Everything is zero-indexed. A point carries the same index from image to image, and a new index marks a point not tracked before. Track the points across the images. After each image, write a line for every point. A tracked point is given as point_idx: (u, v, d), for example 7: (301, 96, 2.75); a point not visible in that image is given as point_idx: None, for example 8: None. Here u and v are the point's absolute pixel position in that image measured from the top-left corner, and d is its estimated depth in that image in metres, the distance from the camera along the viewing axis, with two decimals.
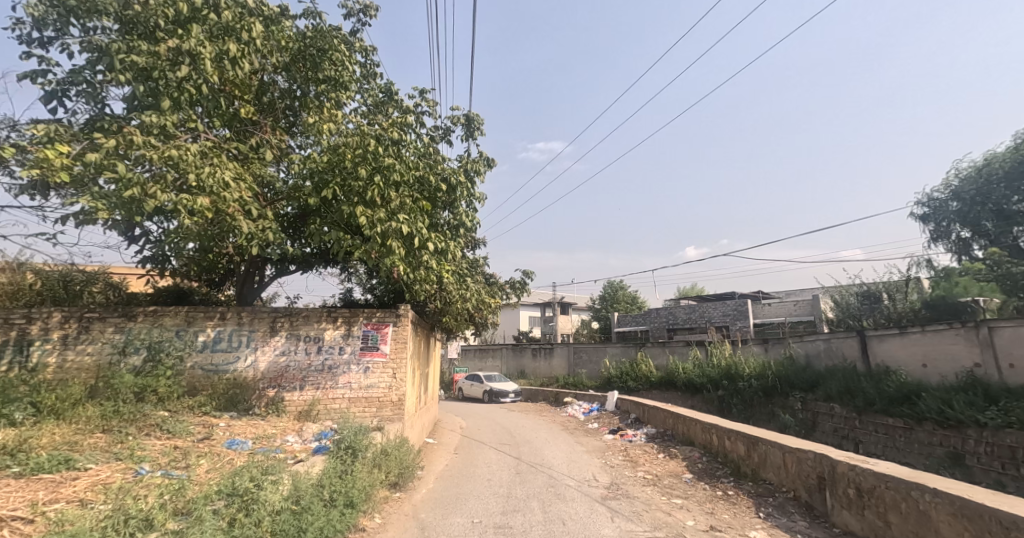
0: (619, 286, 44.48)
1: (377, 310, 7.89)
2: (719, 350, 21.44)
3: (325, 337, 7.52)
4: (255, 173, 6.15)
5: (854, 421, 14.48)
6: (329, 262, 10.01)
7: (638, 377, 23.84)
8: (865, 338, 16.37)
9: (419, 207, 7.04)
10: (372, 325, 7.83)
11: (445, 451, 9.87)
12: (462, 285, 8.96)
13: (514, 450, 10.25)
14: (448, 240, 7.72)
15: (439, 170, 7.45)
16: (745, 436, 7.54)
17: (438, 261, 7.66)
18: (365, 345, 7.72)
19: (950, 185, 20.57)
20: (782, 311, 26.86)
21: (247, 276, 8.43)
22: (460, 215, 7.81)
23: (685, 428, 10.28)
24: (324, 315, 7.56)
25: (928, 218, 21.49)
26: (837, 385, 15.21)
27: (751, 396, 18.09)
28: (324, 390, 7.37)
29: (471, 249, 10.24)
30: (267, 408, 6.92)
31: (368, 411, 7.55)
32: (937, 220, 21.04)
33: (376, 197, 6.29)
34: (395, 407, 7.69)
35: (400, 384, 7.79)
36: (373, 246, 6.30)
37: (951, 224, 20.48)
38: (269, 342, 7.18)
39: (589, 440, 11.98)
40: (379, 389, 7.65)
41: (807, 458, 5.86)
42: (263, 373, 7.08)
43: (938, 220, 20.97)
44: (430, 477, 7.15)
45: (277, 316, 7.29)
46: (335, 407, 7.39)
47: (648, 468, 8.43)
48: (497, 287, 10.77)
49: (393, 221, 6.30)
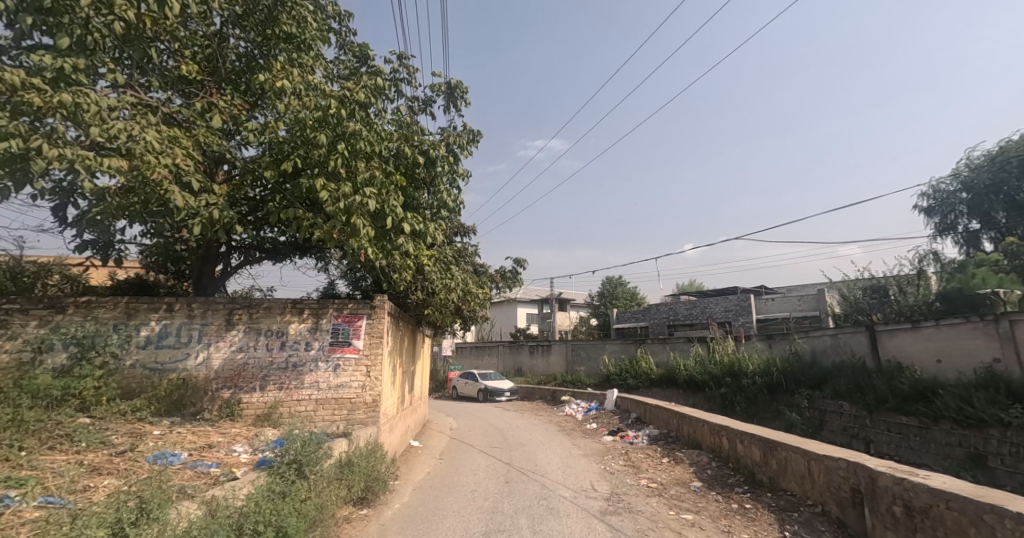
0: (619, 283, 43.69)
1: (350, 302, 7.09)
2: (721, 346, 20.67)
3: (289, 331, 6.70)
4: (199, 140, 5.35)
5: (865, 420, 13.74)
6: (304, 252, 9.22)
7: (638, 374, 23.08)
8: (876, 333, 15.59)
9: (392, 182, 6.22)
10: (344, 317, 7.01)
11: (430, 456, 9.07)
12: (446, 274, 8.16)
13: (505, 454, 9.45)
14: (427, 223, 6.89)
15: (415, 142, 6.60)
16: (760, 440, 6.74)
17: (416, 245, 6.86)
18: (336, 340, 6.91)
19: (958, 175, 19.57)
20: (785, 306, 26.13)
21: (205, 266, 7.58)
22: (442, 195, 6.94)
23: (691, 430, 9.49)
24: (289, 307, 6.75)
25: (933, 210, 20.39)
26: (846, 382, 14.44)
27: (754, 394, 17.32)
28: (288, 391, 6.55)
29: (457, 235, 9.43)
30: (220, 412, 6.09)
31: (338, 414, 6.76)
32: (943, 213, 20.01)
33: (339, 167, 5.44)
34: (369, 409, 6.91)
35: (375, 384, 7.02)
36: (336, 225, 5.42)
37: (958, 217, 19.53)
38: (224, 337, 6.35)
39: (587, 442, 11.18)
40: (351, 389, 6.86)
41: (839, 467, 5.05)
42: (216, 372, 6.24)
43: (944, 212, 19.94)
44: (406, 488, 6.35)
45: (234, 307, 6.46)
46: (300, 410, 6.57)
47: (651, 476, 7.62)
48: (486, 278, 9.95)
49: (359, 195, 5.44)
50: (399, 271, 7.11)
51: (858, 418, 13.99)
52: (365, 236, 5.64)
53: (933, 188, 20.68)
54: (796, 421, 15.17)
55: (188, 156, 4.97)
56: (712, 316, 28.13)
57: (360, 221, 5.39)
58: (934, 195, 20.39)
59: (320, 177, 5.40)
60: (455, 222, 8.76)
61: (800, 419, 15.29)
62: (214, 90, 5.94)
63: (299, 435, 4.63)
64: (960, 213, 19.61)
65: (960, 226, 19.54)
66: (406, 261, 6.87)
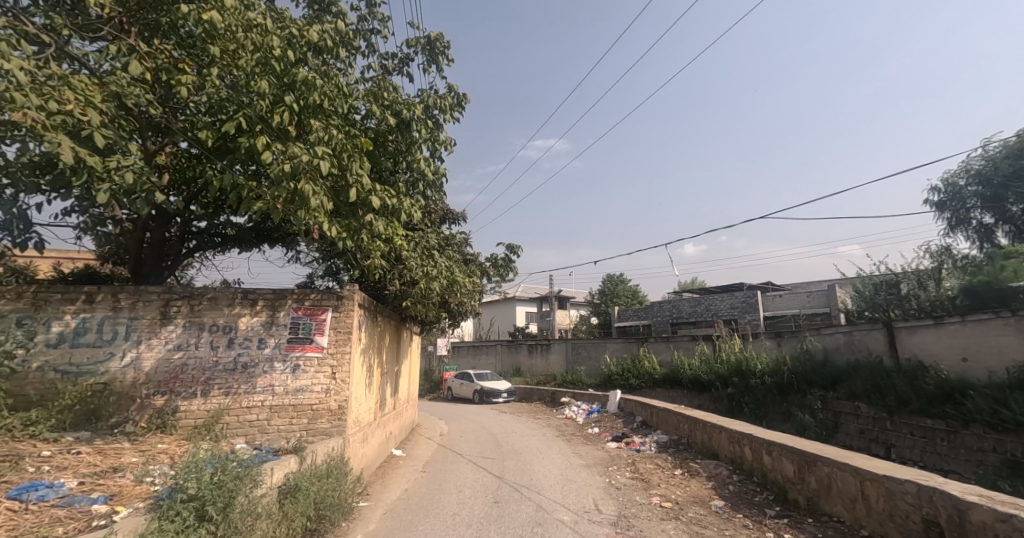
0: (619, 280, 42.79)
1: (312, 291, 6.09)
2: (729, 345, 19.68)
3: (239, 327, 5.69)
4: (113, 89, 4.36)
5: (886, 423, 12.73)
6: (273, 241, 8.23)
7: (640, 374, 22.07)
8: (894, 330, 14.55)
9: (355, 145, 5.22)
10: (304, 310, 6.01)
11: (411, 468, 8.06)
12: (427, 260, 7.14)
13: (497, 465, 8.47)
14: (402, 198, 5.85)
15: (386, 102, 5.55)
16: (794, 454, 5.73)
17: (387, 224, 5.86)
18: (294, 337, 5.91)
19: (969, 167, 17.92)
20: (794, 303, 25.13)
21: (154, 249, 6.62)
22: (422, 164, 5.89)
23: (706, 437, 8.48)
24: (238, 298, 5.74)
25: (944, 204, 18.80)
26: (863, 382, 13.44)
27: (764, 395, 16.31)
28: (236, 397, 5.53)
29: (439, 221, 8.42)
30: (149, 424, 5.06)
31: (297, 423, 5.75)
32: (954, 206, 18.40)
33: (285, 121, 4.41)
34: (333, 418, 5.92)
35: (342, 388, 6.03)
36: (280, 193, 4.35)
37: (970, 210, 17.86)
38: (158, 334, 5.34)
39: (589, 449, 10.17)
40: (312, 394, 5.86)
41: (905, 492, 4.03)
42: (147, 376, 5.21)
43: (954, 206, 18.31)
44: (374, 512, 5.34)
45: (172, 297, 5.46)
46: (251, 419, 5.55)
47: (664, 493, 6.59)
48: (475, 267, 8.94)
49: (309, 155, 4.39)
50: (370, 253, 6.11)
51: (877, 420, 12.98)
52: (321, 205, 4.61)
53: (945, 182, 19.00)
54: (810, 424, 14.19)
55: (90, 104, 3.97)
56: (717, 314, 27.12)
57: (309, 185, 4.32)
58: (945, 188, 18.70)
59: (262, 134, 4.37)
60: (437, 204, 7.75)
61: (814, 422, 14.32)
62: (139, 36, 4.88)
63: (213, 456, 3.60)
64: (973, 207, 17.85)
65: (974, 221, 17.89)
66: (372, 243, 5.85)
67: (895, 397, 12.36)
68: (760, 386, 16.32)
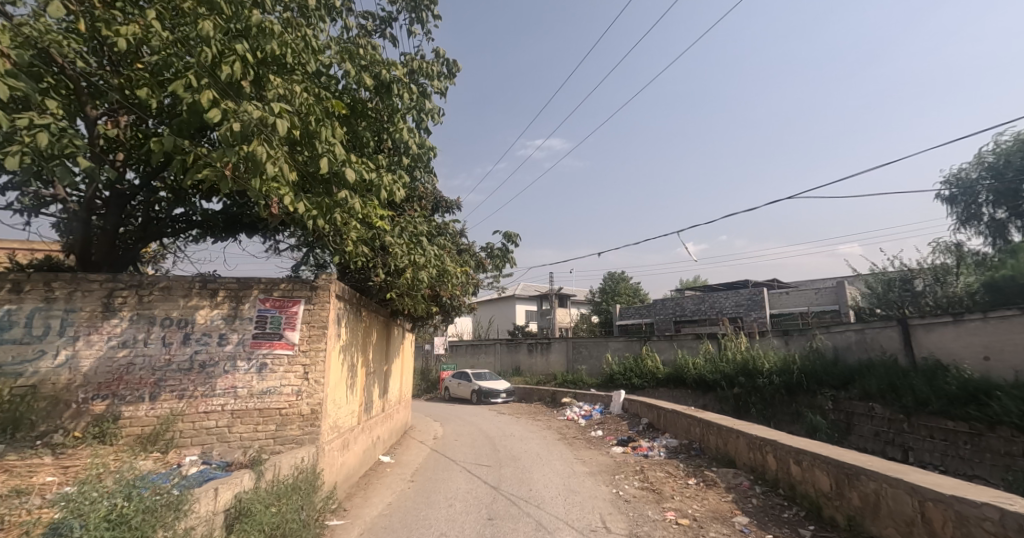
0: (621, 279, 42.15)
1: (282, 281, 5.41)
2: (734, 343, 19.02)
3: (197, 320, 4.98)
4: (32, 36, 3.69)
5: (902, 425, 12.03)
6: (249, 228, 7.62)
7: (643, 373, 21.36)
8: (909, 327, 13.83)
9: (326, 109, 4.49)
10: (272, 302, 5.31)
11: (398, 477, 7.34)
12: (414, 247, 6.44)
13: (493, 473, 7.77)
14: (381, 173, 5.14)
15: (362, 62, 4.83)
16: (831, 466, 5.00)
17: (364, 202, 5.14)
18: (260, 332, 5.21)
19: (983, 160, 16.94)
20: (801, 300, 24.44)
21: (107, 235, 5.93)
22: (405, 135, 5.16)
23: (722, 442, 7.78)
24: (196, 289, 5.03)
25: (956, 199, 17.74)
26: (877, 381, 12.72)
27: (772, 395, 15.59)
28: (192, 401, 4.81)
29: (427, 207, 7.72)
30: (85, 433, 4.35)
31: (262, 430, 5.05)
32: (966, 201, 17.31)
33: (235, 72, 3.65)
34: (305, 424, 5.22)
35: (315, 390, 5.33)
36: (227, 156, 3.59)
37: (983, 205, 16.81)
38: (99, 329, 4.63)
39: (592, 454, 9.47)
40: (281, 397, 5.16)
41: (982, 518, 3.31)
42: (85, 377, 4.50)
43: (966, 201, 17.21)
44: (348, 534, 4.64)
45: (117, 287, 4.76)
46: (208, 427, 4.83)
47: (680, 508, 5.87)
48: (469, 258, 8.23)
49: (263, 111, 3.64)
50: (345, 236, 5.42)
51: (894, 422, 12.25)
52: (283, 175, 3.86)
53: (956, 176, 18.06)
54: (821, 425, 13.48)
55: None
56: (722, 312, 26.43)
57: (264, 148, 3.55)
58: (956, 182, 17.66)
59: (209, 88, 3.62)
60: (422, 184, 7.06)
61: (825, 423, 13.63)
62: None
63: (121, 483, 2.85)
64: (983, 201, 16.86)
65: (984, 216, 16.89)
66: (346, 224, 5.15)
67: (911, 396, 11.64)
68: (768, 386, 15.60)
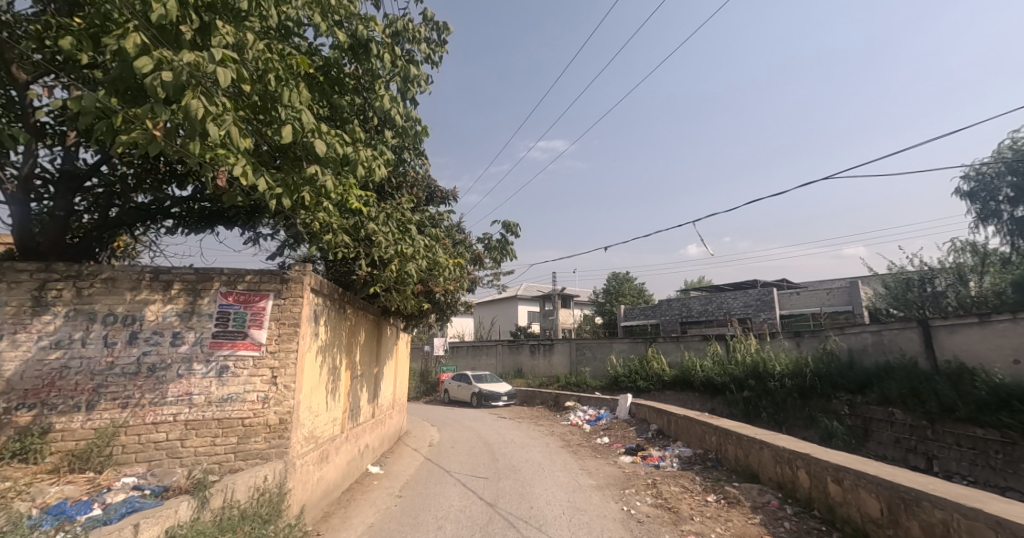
0: (626, 279, 41.46)
1: (248, 272, 4.75)
2: (744, 344, 18.27)
3: (146, 316, 4.32)
4: None
5: (925, 431, 11.24)
6: (223, 218, 6.98)
7: (649, 375, 20.60)
8: (931, 328, 13.06)
9: (290, 67, 3.81)
10: (236, 297, 4.65)
11: (384, 491, 6.62)
12: (402, 237, 5.77)
13: (490, 486, 7.09)
14: (359, 146, 4.46)
15: (337, 17, 4.17)
16: (883, 489, 4.27)
17: (339, 180, 4.46)
18: (221, 331, 4.54)
19: (1005, 155, 15.68)
20: (813, 301, 23.69)
21: (56, 221, 5.26)
22: (385, 101, 4.50)
23: (742, 453, 7.05)
24: (146, 281, 4.36)
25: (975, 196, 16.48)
26: (897, 385, 11.92)
27: (783, 399, 14.78)
28: (138, 410, 4.14)
29: (414, 195, 7.02)
30: (4, 450, 3.69)
31: (221, 444, 4.36)
32: (984, 199, 16.07)
33: (169, 10, 2.95)
34: (271, 436, 4.54)
35: (284, 396, 4.66)
36: (154, 113, 2.87)
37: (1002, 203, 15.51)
38: (28, 326, 4.00)
39: (598, 464, 8.77)
40: (244, 406, 4.49)
41: None
42: (9, 383, 3.87)
43: (985, 198, 15.96)
44: None
45: (51, 277, 4.11)
46: (158, 441, 4.15)
47: (702, 532, 5.15)
48: (464, 250, 7.55)
49: (201, 57, 2.93)
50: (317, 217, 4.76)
51: (916, 428, 11.49)
52: (233, 140, 3.17)
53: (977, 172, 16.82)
54: (838, 432, 12.70)
55: None
56: (730, 312, 25.66)
57: (202, 102, 2.84)
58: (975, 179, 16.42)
59: (136, 32, 2.94)
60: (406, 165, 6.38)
61: (842, 429, 12.88)
62: None
63: None
64: (1003, 199, 15.59)
65: (1004, 214, 15.56)
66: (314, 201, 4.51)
67: (936, 402, 10.86)
68: (780, 389, 14.80)
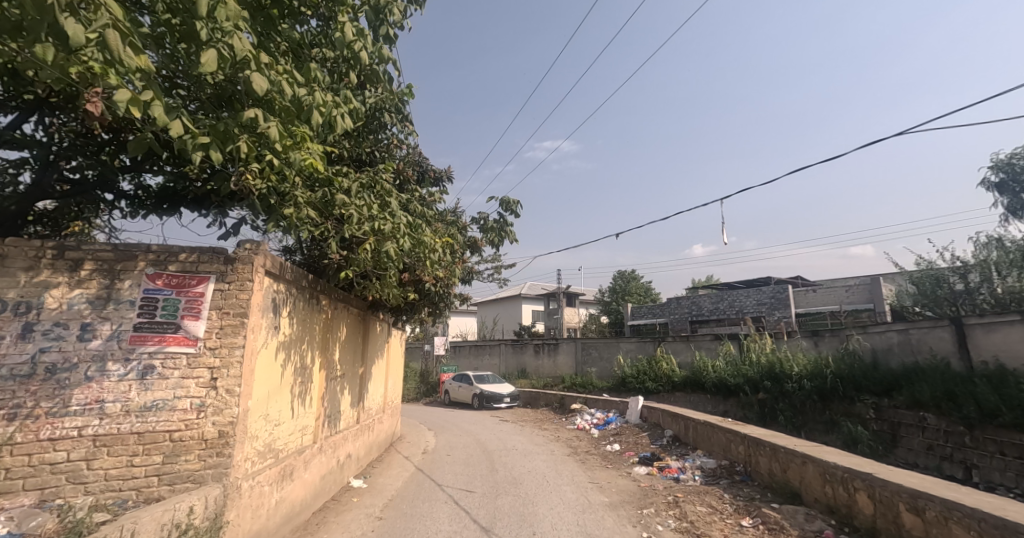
0: (632, 278, 40.46)
1: (183, 250, 3.84)
2: (758, 344, 17.21)
3: (46, 303, 3.42)
4: None
5: (961, 438, 9.99)
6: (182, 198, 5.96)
7: (658, 376, 19.58)
8: (964, 327, 11.94)
9: None
10: (167, 281, 3.74)
11: (361, 512, 5.68)
12: (381, 214, 4.90)
13: (485, 505, 6.14)
14: (315, 87, 3.50)
15: None
16: (989, 526, 3.27)
17: (289, 130, 3.51)
18: (145, 323, 3.62)
19: None
20: (831, 299, 22.61)
21: None
22: (346, 32, 3.55)
23: (780, 468, 6.07)
24: (47, 260, 3.46)
25: (1006, 185, 14.51)
26: (928, 388, 10.71)
27: (801, 401, 13.63)
28: (27, 423, 3.21)
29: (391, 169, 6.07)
30: None
31: (141, 465, 3.44)
32: (1017, 188, 14.12)
33: None
34: (207, 454, 3.62)
35: (226, 404, 3.75)
36: None
37: None
38: None
39: (610, 477, 7.81)
40: (172, 417, 3.58)
41: None
42: None
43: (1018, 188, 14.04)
44: None
45: None
46: (53, 462, 3.23)
47: None
48: (456, 234, 6.60)
49: None
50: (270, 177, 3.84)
51: (951, 434, 10.25)
52: (109, 47, 2.24)
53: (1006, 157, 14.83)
54: (863, 437, 11.51)
55: None
56: (743, 311, 24.60)
57: None
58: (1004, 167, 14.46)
59: None
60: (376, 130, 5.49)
61: (867, 434, 11.70)
62: None
63: None
64: None
65: None
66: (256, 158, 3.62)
67: (975, 406, 9.65)
68: (798, 392, 13.67)
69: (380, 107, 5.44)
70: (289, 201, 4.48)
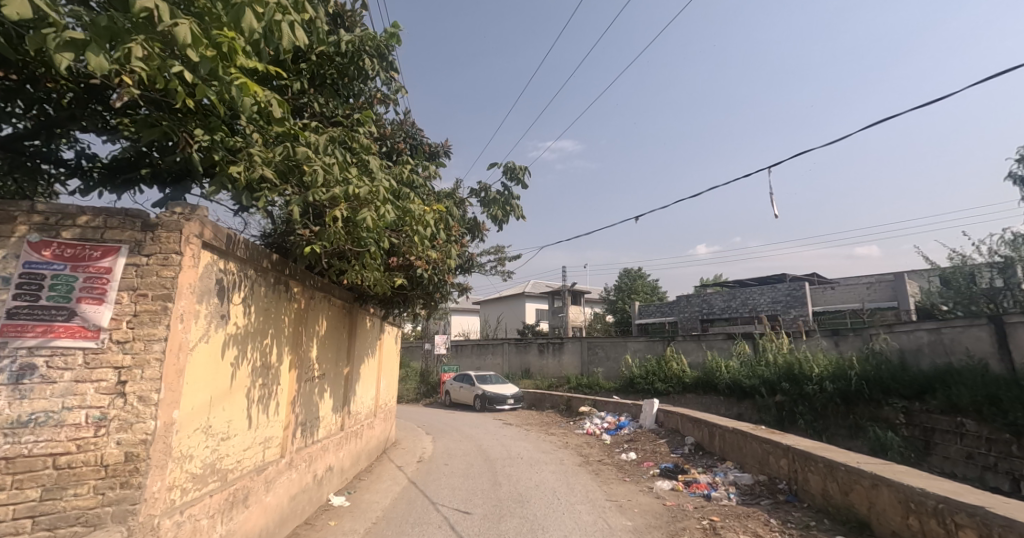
0: (639, 276, 39.40)
1: (85, 211, 2.88)
2: (773, 343, 16.13)
3: None
4: None
5: (1006, 447, 8.82)
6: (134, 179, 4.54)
7: (667, 377, 18.54)
8: (1005, 325, 10.78)
9: None
10: (59, 252, 2.79)
11: None
12: (358, 175, 3.98)
13: (486, 531, 5.15)
14: None
15: None
16: None
17: (211, 36, 2.53)
18: (23, 308, 2.65)
19: None
20: (850, 296, 21.60)
21: None
22: None
23: (840, 488, 5.07)
24: None
25: None
26: (965, 392, 9.55)
27: (820, 404, 12.31)
28: None
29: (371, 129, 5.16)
30: None
31: (6, 502, 2.46)
32: None
33: None
34: (106, 486, 2.67)
35: (136, 417, 2.79)
36: None
37: None
38: None
39: (630, 493, 6.80)
40: (55, 435, 2.61)
41: None
42: None
43: None
44: None
45: None
46: None
47: None
48: (451, 209, 5.65)
49: None
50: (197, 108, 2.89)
51: (994, 442, 9.09)
52: None
53: None
54: (894, 443, 10.19)
55: None
56: (756, 309, 23.48)
57: None
58: None
59: None
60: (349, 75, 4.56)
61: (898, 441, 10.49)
62: None
63: None
64: None
65: None
66: (170, 82, 2.65)
67: None
68: (818, 394, 12.37)
69: (359, 50, 4.52)
70: (240, 158, 3.57)
